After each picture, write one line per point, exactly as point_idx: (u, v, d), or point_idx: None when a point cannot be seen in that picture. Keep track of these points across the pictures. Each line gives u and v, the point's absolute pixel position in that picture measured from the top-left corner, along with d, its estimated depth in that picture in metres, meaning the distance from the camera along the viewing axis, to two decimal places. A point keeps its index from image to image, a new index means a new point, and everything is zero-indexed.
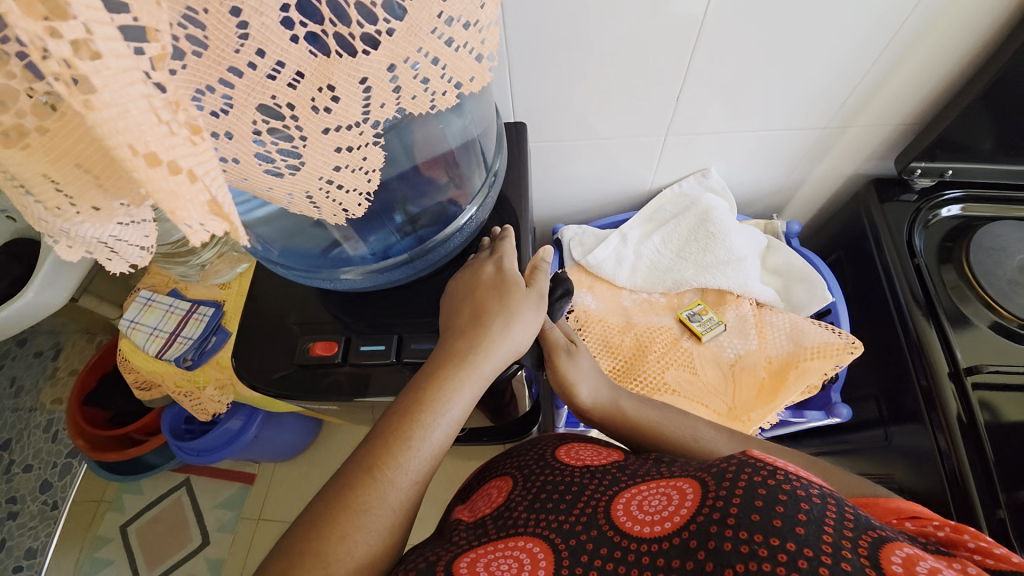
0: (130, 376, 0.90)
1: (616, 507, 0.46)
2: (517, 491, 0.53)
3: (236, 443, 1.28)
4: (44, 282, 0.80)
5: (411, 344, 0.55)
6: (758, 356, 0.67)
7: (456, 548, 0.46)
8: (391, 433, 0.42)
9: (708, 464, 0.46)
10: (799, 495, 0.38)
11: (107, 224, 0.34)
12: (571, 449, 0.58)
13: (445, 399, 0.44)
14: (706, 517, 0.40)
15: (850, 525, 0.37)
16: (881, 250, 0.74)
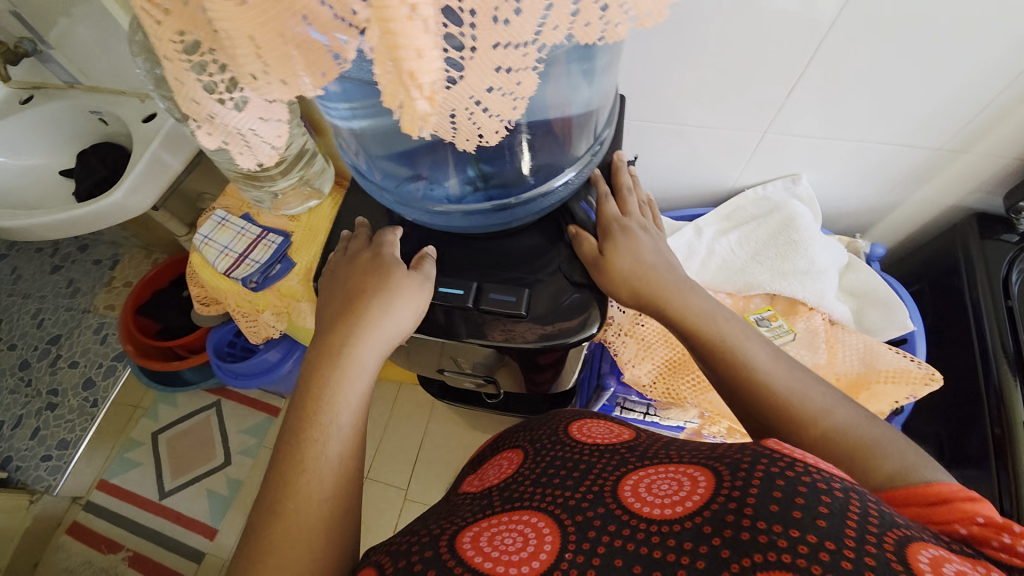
0: (196, 289, 0.95)
1: (625, 487, 0.42)
2: (526, 462, 0.50)
3: (270, 374, 1.34)
4: (133, 186, 0.85)
5: (489, 293, 0.58)
6: (824, 372, 0.64)
7: (459, 522, 0.44)
8: (292, 446, 0.44)
9: (721, 450, 0.41)
10: (819, 487, 0.34)
11: (251, 118, 0.36)
12: (582, 425, 0.54)
13: (331, 400, 0.48)
14: (719, 509, 0.35)
15: (874, 522, 0.32)
16: (973, 287, 0.71)
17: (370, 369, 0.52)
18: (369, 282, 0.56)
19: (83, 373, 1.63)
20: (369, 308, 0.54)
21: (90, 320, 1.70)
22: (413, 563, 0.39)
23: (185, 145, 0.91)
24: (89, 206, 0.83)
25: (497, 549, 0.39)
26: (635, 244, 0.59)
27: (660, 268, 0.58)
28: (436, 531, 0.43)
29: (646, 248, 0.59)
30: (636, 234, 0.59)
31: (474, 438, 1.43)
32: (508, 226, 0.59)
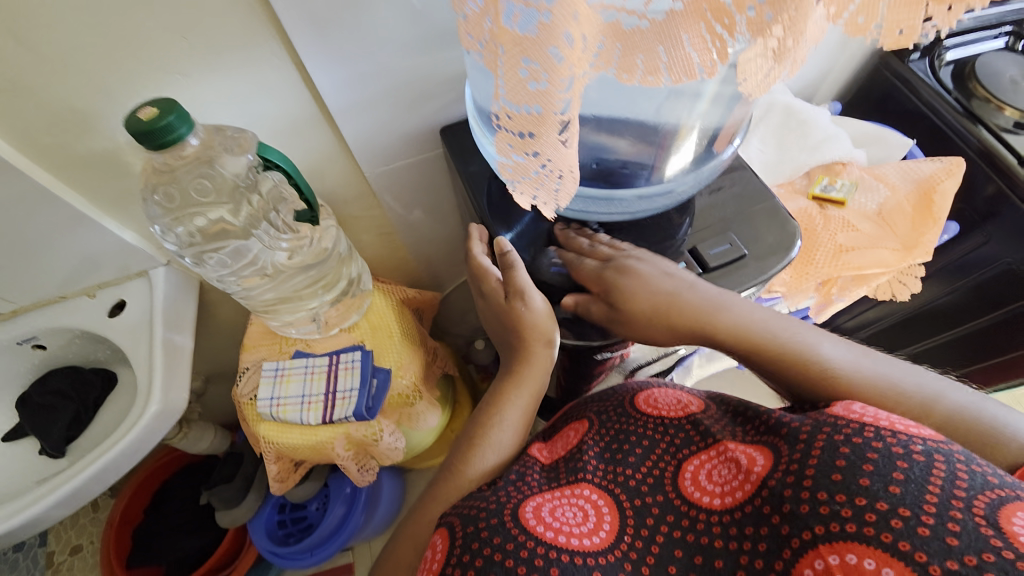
0: (276, 465, 0.80)
1: (687, 478, 0.48)
2: (590, 438, 0.54)
3: (347, 529, 1.15)
4: (165, 381, 0.68)
5: (708, 251, 0.55)
6: (895, 199, 0.77)
7: (528, 490, 0.49)
8: (471, 439, 0.57)
9: (774, 419, 0.45)
10: (896, 454, 0.35)
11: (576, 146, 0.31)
12: (650, 395, 0.57)
13: (498, 411, 0.58)
14: (781, 482, 0.39)
15: (963, 485, 0.33)
16: (914, 90, 0.89)
17: (514, 418, 0.58)
18: (518, 337, 0.57)
19: None
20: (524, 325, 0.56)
21: None
22: (480, 530, 0.43)
23: (185, 318, 0.76)
24: (126, 436, 0.65)
25: (561, 519, 0.46)
26: (633, 280, 0.52)
27: (684, 292, 0.52)
28: (501, 499, 0.47)
29: (650, 279, 0.53)
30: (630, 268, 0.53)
31: None
32: (584, 216, 0.55)
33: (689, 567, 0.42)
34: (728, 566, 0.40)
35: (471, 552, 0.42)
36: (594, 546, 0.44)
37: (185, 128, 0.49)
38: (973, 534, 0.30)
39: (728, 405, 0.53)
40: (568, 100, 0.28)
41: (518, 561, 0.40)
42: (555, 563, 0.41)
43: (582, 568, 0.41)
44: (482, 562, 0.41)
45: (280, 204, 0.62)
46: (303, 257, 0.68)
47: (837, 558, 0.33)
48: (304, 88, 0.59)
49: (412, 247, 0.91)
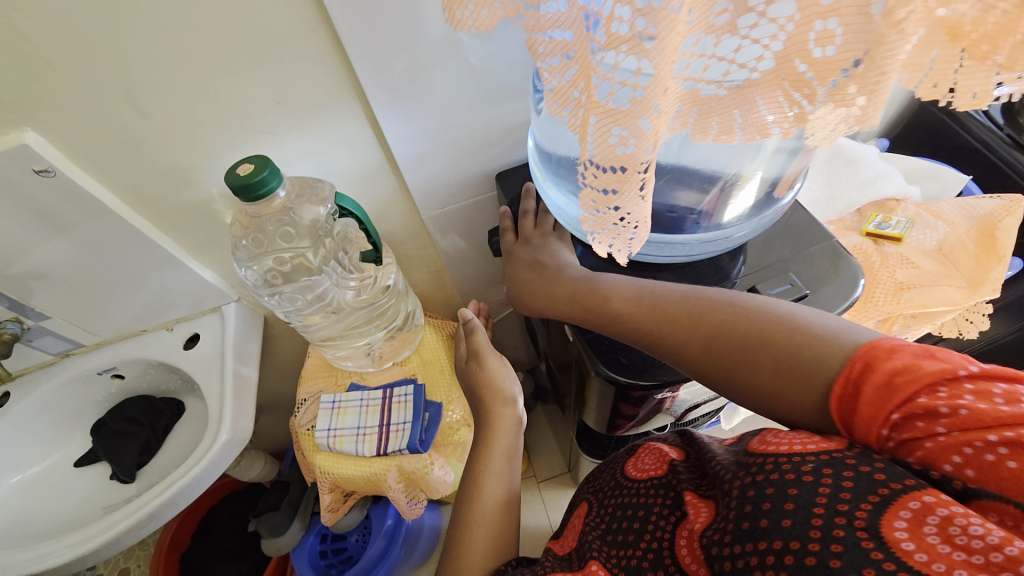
0: (329, 495, 0.82)
1: (682, 546, 0.41)
2: (594, 516, 0.50)
3: (386, 563, 1.15)
4: (235, 410, 0.72)
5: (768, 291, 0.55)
6: (954, 236, 0.75)
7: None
8: (456, 517, 0.56)
9: (721, 459, 0.41)
10: (787, 481, 0.33)
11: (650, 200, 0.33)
12: (638, 459, 0.51)
13: (479, 480, 0.56)
14: (711, 537, 0.36)
15: (846, 497, 0.31)
16: (965, 126, 0.89)
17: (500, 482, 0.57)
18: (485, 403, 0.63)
19: None
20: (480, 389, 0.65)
21: None
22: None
23: (252, 351, 0.80)
24: (198, 464, 0.68)
25: None
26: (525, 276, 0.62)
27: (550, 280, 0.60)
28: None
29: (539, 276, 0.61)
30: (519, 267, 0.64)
31: None
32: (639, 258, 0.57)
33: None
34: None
35: None
36: None
37: (276, 181, 0.54)
38: (855, 552, 0.28)
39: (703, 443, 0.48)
40: (651, 160, 0.30)
41: None
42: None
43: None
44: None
45: (348, 243, 0.67)
46: (366, 296, 0.72)
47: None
48: (375, 141, 0.64)
49: (461, 283, 0.94)
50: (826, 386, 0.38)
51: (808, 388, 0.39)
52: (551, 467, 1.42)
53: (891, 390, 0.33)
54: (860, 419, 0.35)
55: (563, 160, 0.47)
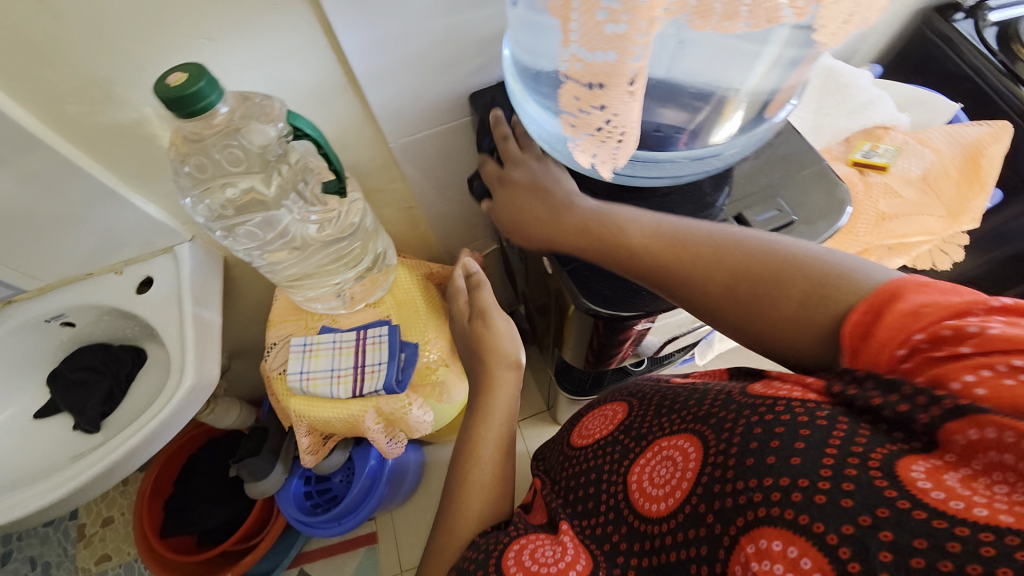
0: (308, 438, 0.81)
1: (633, 488, 0.43)
2: (554, 496, 0.52)
3: (373, 499, 1.18)
4: (199, 355, 0.68)
5: (755, 217, 0.52)
6: (940, 164, 0.73)
7: (511, 536, 0.48)
8: (452, 475, 0.57)
9: (706, 401, 0.42)
10: (797, 424, 0.34)
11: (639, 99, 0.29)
12: (582, 427, 0.56)
13: (477, 443, 0.58)
14: (712, 477, 0.36)
15: (861, 440, 0.31)
16: (959, 50, 0.85)
17: (500, 435, 0.59)
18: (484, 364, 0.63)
19: None
20: (484, 334, 0.64)
21: None
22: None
23: (212, 293, 0.75)
24: (163, 410, 0.65)
25: (541, 562, 0.43)
26: (518, 186, 0.54)
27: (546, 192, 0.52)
28: (488, 551, 0.47)
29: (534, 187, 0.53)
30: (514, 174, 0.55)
31: None
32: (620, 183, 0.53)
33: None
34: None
35: None
36: None
37: (215, 95, 0.47)
38: (868, 490, 0.28)
39: (652, 397, 0.49)
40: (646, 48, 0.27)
41: None
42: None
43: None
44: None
45: (309, 173, 0.62)
46: (331, 233, 0.66)
47: (753, 547, 0.31)
48: (330, 53, 0.57)
49: (434, 221, 0.89)
50: (840, 321, 0.36)
51: (821, 324, 0.37)
52: (531, 405, 1.45)
53: (912, 316, 0.31)
54: (869, 346, 0.33)
55: (539, 67, 0.42)
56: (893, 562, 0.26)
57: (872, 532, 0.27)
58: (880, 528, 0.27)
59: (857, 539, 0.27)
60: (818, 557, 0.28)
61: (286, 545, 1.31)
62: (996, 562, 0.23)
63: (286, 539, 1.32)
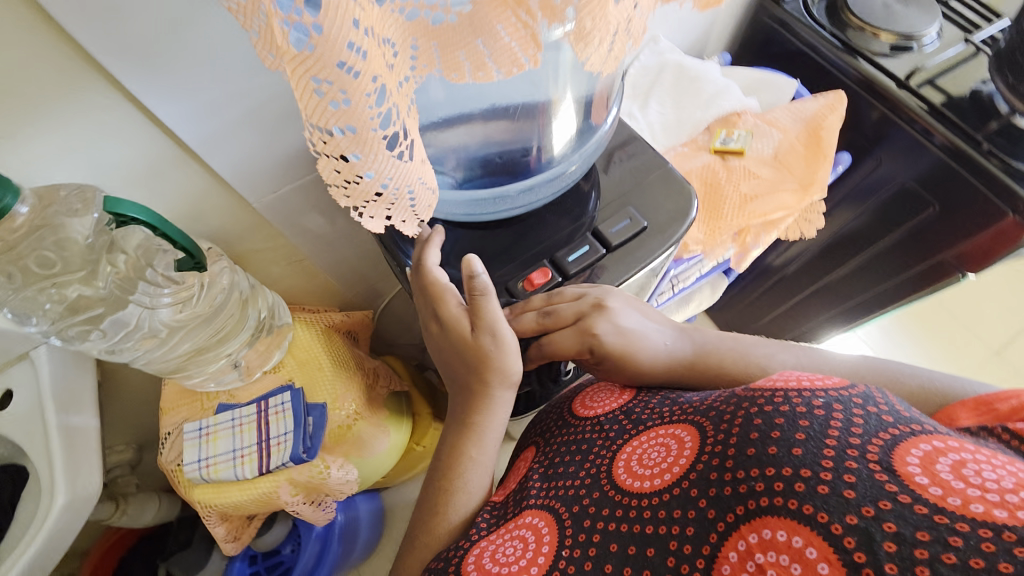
0: (224, 526, 0.75)
1: (620, 466, 0.48)
2: (535, 465, 0.56)
3: (329, 559, 1.11)
4: (69, 470, 0.62)
5: (608, 230, 0.55)
6: (788, 140, 0.79)
7: (480, 532, 0.50)
8: (433, 493, 0.54)
9: (704, 404, 0.48)
10: (797, 415, 0.40)
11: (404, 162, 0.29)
12: (587, 398, 0.60)
13: (465, 464, 0.54)
14: (708, 462, 0.42)
15: (858, 431, 0.37)
16: (794, 30, 0.92)
17: (489, 459, 0.56)
18: (475, 376, 0.54)
19: None
20: (485, 352, 0.52)
21: None
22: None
23: (84, 394, 0.69)
24: (33, 540, 0.58)
25: (503, 560, 0.45)
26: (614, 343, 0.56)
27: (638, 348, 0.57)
28: (453, 554, 0.48)
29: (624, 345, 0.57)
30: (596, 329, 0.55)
31: None
32: (478, 220, 0.55)
33: (625, 560, 0.41)
34: (661, 553, 0.40)
35: None
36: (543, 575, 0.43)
37: (10, 196, 0.43)
38: (869, 482, 0.34)
39: (656, 393, 0.56)
40: (382, 114, 0.26)
41: None
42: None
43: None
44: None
45: (155, 256, 0.57)
46: (190, 311, 0.63)
47: (756, 536, 0.36)
48: (154, 127, 0.52)
49: (331, 269, 0.86)
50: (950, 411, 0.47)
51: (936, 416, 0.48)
52: None
53: None
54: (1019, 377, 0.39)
55: None
56: (899, 552, 0.30)
57: (876, 522, 0.32)
58: (884, 519, 0.32)
59: (862, 529, 0.32)
60: (823, 545, 0.33)
61: None
62: (996, 556, 0.28)
63: None
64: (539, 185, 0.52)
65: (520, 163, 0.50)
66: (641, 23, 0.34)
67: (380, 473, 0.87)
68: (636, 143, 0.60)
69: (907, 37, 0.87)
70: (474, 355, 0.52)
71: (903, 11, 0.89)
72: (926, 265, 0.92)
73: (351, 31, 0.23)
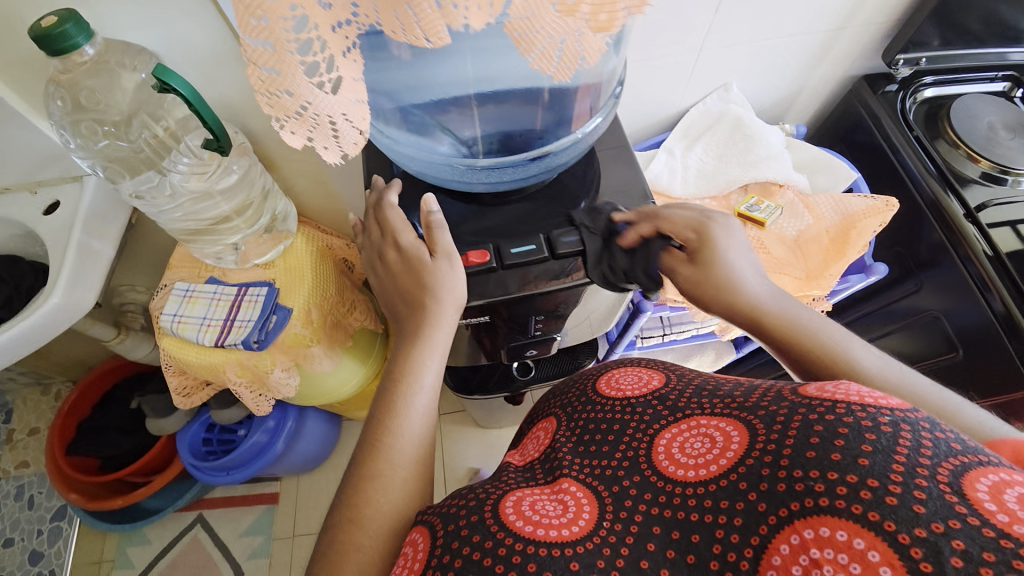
0: (177, 379, 0.85)
1: (660, 451, 0.44)
2: (563, 432, 0.51)
3: (266, 456, 1.18)
4: (71, 281, 0.72)
5: (561, 238, 0.57)
6: (816, 229, 0.75)
7: (505, 486, 0.46)
8: (380, 419, 0.50)
9: (754, 397, 0.42)
10: (862, 425, 0.33)
11: (320, 93, 0.32)
12: (612, 376, 0.54)
13: (415, 378, 0.52)
14: (760, 463, 0.36)
15: (929, 453, 0.31)
16: (881, 124, 0.85)
17: (434, 381, 0.53)
18: (417, 294, 0.54)
19: (21, 550, 1.25)
20: (428, 275, 0.54)
21: (4, 487, 1.30)
22: (461, 528, 0.41)
23: (111, 226, 0.80)
24: (23, 321, 0.69)
25: (538, 510, 0.42)
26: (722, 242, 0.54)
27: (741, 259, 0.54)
28: (482, 495, 0.44)
29: (726, 250, 0.54)
30: (718, 223, 0.56)
31: (499, 435, 1.38)
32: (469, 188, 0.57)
33: (667, 543, 0.38)
34: (706, 541, 0.36)
35: (449, 553, 0.39)
36: (571, 537, 0.39)
37: (83, 37, 0.52)
38: (940, 501, 0.28)
39: (690, 379, 0.50)
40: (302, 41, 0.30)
41: (498, 560, 0.37)
42: (522, 554, 0.37)
43: (560, 560, 0.37)
44: (460, 563, 0.38)
45: (190, 132, 0.67)
46: (207, 185, 0.69)
47: (811, 532, 0.31)
48: (218, 18, 0.59)
49: (349, 200, 0.92)
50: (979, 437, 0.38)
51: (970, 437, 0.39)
52: (452, 402, 1.42)
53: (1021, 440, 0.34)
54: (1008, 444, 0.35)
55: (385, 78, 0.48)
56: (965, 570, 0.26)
57: (944, 538, 0.27)
58: (952, 536, 0.27)
59: (930, 543, 0.27)
60: (888, 552, 0.28)
61: (184, 489, 1.33)
62: None
63: (185, 481, 1.34)
64: (512, 167, 0.53)
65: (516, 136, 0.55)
66: (598, 43, 0.34)
67: (339, 395, 1.00)
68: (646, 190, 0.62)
69: (1003, 170, 0.79)
70: (426, 275, 0.54)
71: (1007, 141, 0.80)
72: None
73: None
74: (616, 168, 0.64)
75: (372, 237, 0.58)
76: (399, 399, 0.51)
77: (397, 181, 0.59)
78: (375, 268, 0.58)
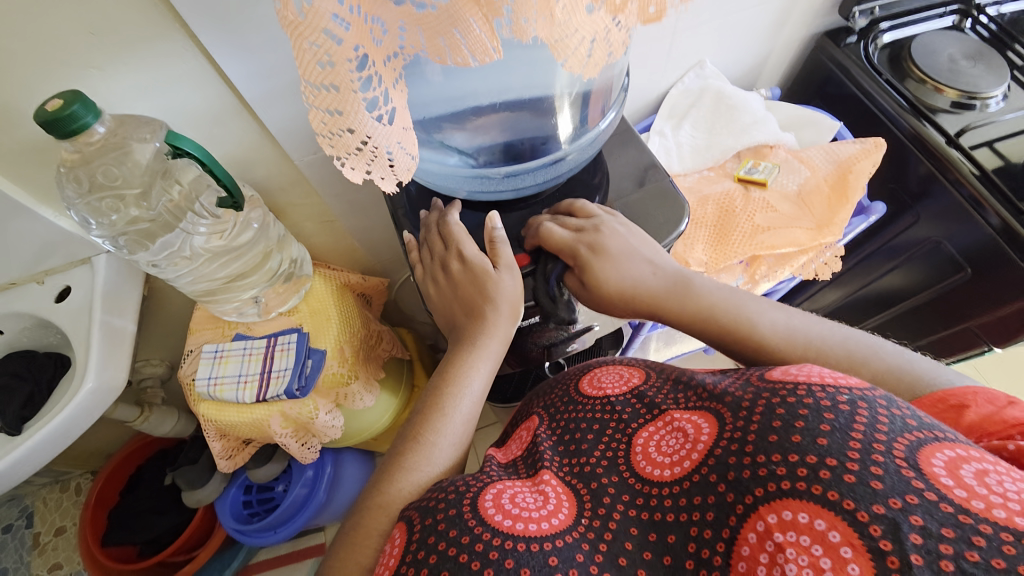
0: (220, 443, 0.85)
1: (637, 452, 0.45)
2: (542, 430, 0.52)
3: (309, 508, 1.16)
4: (102, 362, 0.71)
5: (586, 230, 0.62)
6: (814, 180, 0.79)
7: (488, 478, 0.46)
8: (423, 415, 0.52)
9: (722, 385, 0.45)
10: (822, 408, 0.36)
11: (374, 126, 0.35)
12: (593, 377, 0.55)
13: (465, 374, 0.54)
14: (727, 450, 0.39)
15: (884, 429, 0.34)
16: (849, 72, 0.90)
17: (479, 389, 0.55)
18: (476, 303, 0.56)
19: None
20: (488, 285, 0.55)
21: None
22: (438, 522, 0.40)
23: (128, 301, 0.79)
24: (61, 412, 0.68)
25: (518, 504, 0.42)
26: (609, 262, 0.56)
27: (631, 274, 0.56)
28: (461, 488, 0.43)
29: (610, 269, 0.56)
30: (592, 241, 0.56)
31: None
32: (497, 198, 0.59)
33: (644, 544, 0.39)
34: (681, 540, 0.38)
35: (425, 549, 0.39)
36: (551, 529, 0.40)
37: (91, 116, 0.52)
38: (896, 477, 0.32)
39: (668, 373, 0.52)
40: (360, 77, 0.34)
41: (473, 560, 0.37)
42: (500, 550, 0.37)
43: (538, 555, 0.37)
44: (436, 559, 0.38)
45: (203, 191, 0.67)
46: (227, 243, 0.70)
47: (775, 517, 0.34)
48: (220, 80, 0.60)
49: (358, 235, 0.92)
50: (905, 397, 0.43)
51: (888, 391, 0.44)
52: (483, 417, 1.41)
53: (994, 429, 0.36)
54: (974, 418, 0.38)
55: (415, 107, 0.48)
56: (924, 545, 0.29)
57: (903, 514, 0.30)
58: (911, 513, 0.30)
59: (888, 519, 0.30)
60: (848, 532, 0.31)
61: (227, 558, 1.29)
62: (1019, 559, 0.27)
63: (228, 550, 1.30)
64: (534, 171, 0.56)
65: (539, 144, 0.56)
66: (620, 36, 0.40)
67: (372, 431, 0.98)
68: (657, 170, 0.65)
69: (971, 96, 0.83)
70: (489, 286, 0.55)
71: (969, 69, 0.86)
72: (954, 331, 0.94)
73: (337, 8, 0.32)
74: (625, 158, 0.66)
75: (433, 250, 0.59)
76: (447, 399, 0.53)
77: (456, 201, 0.61)
78: (436, 279, 0.59)
